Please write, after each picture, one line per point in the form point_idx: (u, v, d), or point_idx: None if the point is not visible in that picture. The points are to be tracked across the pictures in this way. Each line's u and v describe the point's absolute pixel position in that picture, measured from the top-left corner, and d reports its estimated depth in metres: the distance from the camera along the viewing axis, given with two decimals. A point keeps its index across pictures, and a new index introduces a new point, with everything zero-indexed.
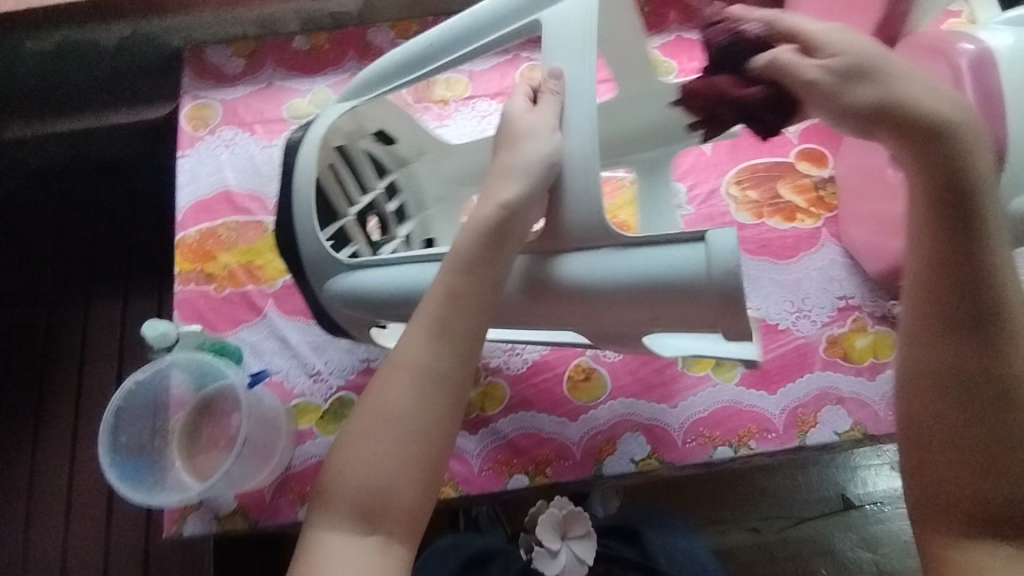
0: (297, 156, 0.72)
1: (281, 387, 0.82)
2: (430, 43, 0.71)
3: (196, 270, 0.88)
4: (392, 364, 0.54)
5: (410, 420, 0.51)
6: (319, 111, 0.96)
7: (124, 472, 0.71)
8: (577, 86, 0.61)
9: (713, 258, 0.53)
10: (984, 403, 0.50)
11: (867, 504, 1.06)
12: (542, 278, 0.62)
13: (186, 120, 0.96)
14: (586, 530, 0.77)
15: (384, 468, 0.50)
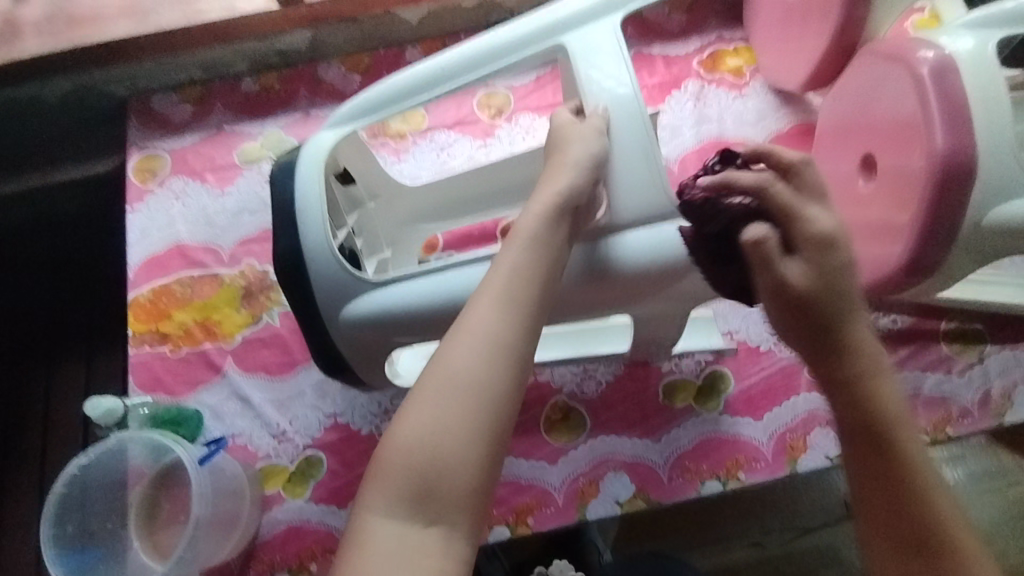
0: (297, 176, 0.68)
1: (245, 450, 0.78)
2: (441, 64, 0.68)
3: (151, 331, 0.83)
4: (462, 329, 0.49)
5: (484, 388, 0.47)
6: (272, 155, 0.92)
7: (72, 564, 0.66)
8: (613, 95, 0.62)
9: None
10: (903, 525, 0.49)
11: None
12: (593, 264, 0.61)
13: (134, 173, 0.92)
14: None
15: (450, 441, 0.45)
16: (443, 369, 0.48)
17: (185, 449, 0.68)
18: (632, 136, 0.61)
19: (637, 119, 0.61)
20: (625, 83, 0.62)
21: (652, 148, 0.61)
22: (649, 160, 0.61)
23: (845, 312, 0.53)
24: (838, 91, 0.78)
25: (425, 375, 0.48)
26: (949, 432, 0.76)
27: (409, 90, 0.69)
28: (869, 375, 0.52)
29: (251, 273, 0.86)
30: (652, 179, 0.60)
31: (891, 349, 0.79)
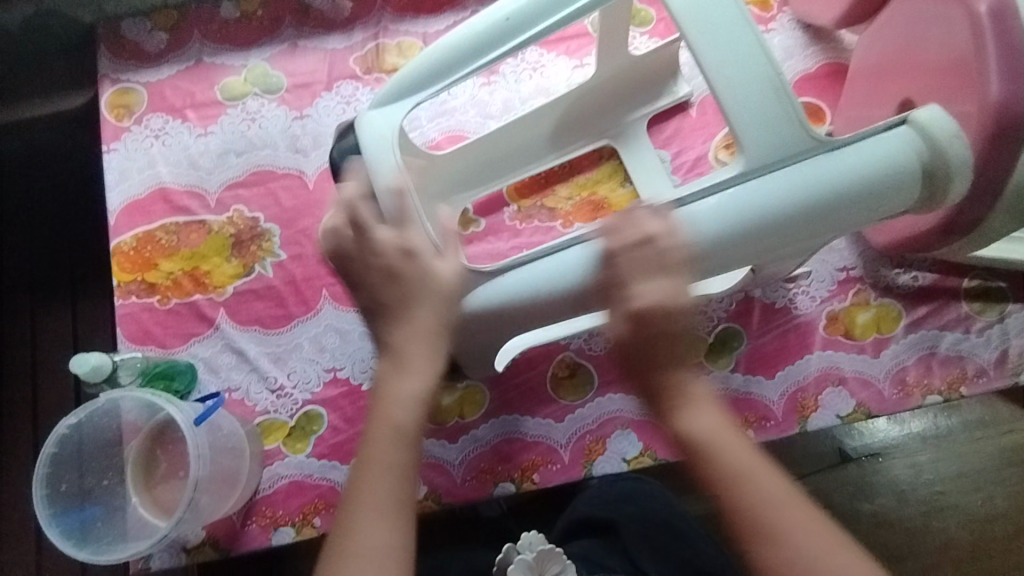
0: (367, 162, 0.61)
1: (242, 405, 0.75)
2: (508, 17, 0.60)
3: (136, 281, 0.79)
4: (369, 422, 0.50)
5: (409, 468, 0.48)
6: (257, 91, 0.85)
7: (70, 523, 0.65)
8: (722, 36, 0.54)
9: (934, 132, 0.56)
10: (708, 479, 0.50)
11: (865, 457, 0.93)
12: (729, 226, 0.56)
13: (107, 109, 0.85)
14: (563, 565, 0.60)
15: (380, 513, 0.46)
16: (366, 459, 0.48)
17: (177, 407, 0.65)
18: (753, 73, 0.54)
19: (753, 50, 0.54)
20: (727, 6, 0.54)
21: (777, 79, 0.54)
22: (775, 94, 0.54)
23: (655, 348, 0.53)
24: (877, 28, 0.72)
25: (351, 473, 0.48)
26: (963, 392, 0.74)
27: (476, 49, 0.61)
28: (686, 404, 0.52)
29: (240, 220, 0.81)
30: (780, 116, 0.54)
31: (911, 307, 0.76)
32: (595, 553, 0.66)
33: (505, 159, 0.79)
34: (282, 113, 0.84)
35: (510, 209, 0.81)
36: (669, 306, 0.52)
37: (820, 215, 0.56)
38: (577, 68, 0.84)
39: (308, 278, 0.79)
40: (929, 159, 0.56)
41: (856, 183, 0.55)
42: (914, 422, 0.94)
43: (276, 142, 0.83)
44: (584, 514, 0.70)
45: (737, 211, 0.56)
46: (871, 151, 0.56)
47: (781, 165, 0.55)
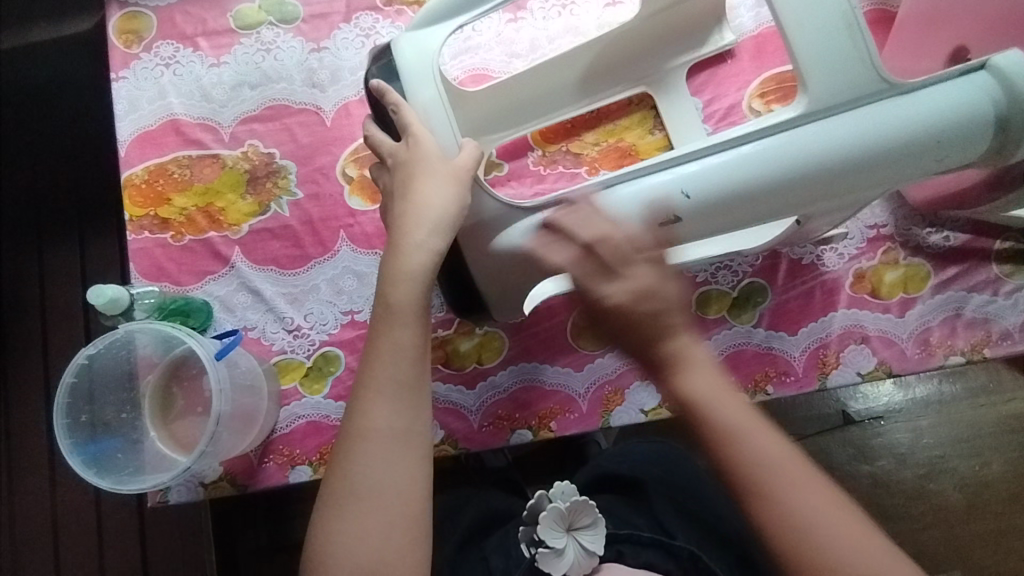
0: (405, 89, 0.59)
1: (258, 344, 0.75)
2: None
3: (149, 216, 0.77)
4: (376, 307, 0.56)
5: (407, 345, 0.54)
6: (272, 20, 0.81)
7: (91, 453, 0.65)
8: None
9: (1015, 79, 0.52)
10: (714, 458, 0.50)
11: (867, 420, 0.96)
12: (780, 167, 0.54)
13: (114, 34, 0.80)
14: (594, 518, 0.63)
15: (389, 405, 0.53)
16: (375, 342, 0.54)
17: (199, 341, 0.64)
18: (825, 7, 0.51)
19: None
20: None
21: (851, 14, 0.51)
22: (849, 30, 0.51)
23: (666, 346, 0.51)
24: None
25: (361, 358, 0.55)
26: (986, 354, 0.74)
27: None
28: (680, 369, 0.51)
29: (255, 155, 0.78)
30: (850, 54, 0.52)
31: (940, 268, 0.75)
32: (620, 507, 0.70)
33: (536, 101, 0.76)
34: (299, 45, 0.80)
35: (534, 154, 0.78)
36: (631, 307, 0.51)
37: (881, 163, 0.53)
38: (608, 7, 0.80)
39: (325, 219, 0.77)
40: (1004, 108, 0.53)
41: (921, 131, 0.52)
42: (920, 387, 0.97)
43: (292, 75, 0.80)
44: (611, 471, 0.75)
45: (787, 151, 0.54)
46: (942, 97, 0.53)
47: (845, 107, 0.53)
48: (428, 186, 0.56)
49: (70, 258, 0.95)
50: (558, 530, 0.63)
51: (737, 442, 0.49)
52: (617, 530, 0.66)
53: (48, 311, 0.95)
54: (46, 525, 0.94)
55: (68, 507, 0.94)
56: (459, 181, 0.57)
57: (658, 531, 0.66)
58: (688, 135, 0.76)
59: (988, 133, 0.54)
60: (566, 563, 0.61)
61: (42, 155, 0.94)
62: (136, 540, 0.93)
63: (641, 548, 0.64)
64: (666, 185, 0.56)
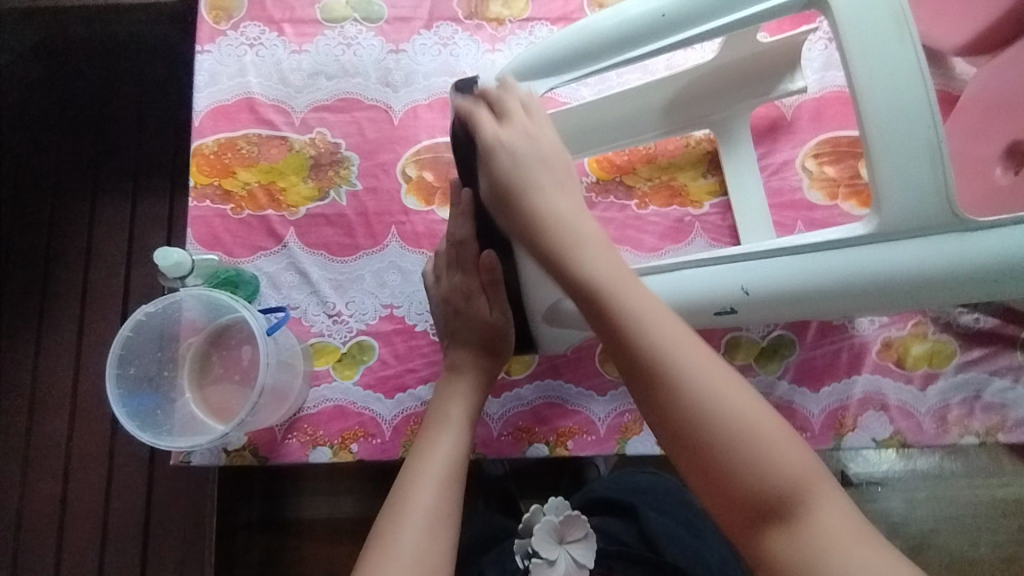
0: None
1: (298, 324, 0.77)
2: (660, 15, 0.57)
3: (213, 185, 0.80)
4: (431, 415, 0.64)
5: (456, 447, 0.61)
6: (357, 17, 0.84)
7: (132, 406, 0.67)
8: (894, 86, 0.51)
9: None
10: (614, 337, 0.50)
11: (866, 484, 0.99)
12: (835, 280, 0.56)
13: (205, 8, 0.84)
14: (586, 532, 0.67)
15: (439, 465, 0.58)
16: (432, 419, 0.63)
17: (252, 314, 0.67)
18: (913, 136, 0.51)
19: (919, 111, 0.51)
20: (904, 62, 0.51)
21: (937, 146, 0.51)
22: (930, 162, 0.51)
23: (598, 281, 0.51)
24: (1001, 64, 0.70)
25: (411, 455, 0.60)
26: (999, 438, 0.75)
27: (620, 36, 0.59)
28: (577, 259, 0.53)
29: (322, 143, 0.81)
30: (929, 184, 0.52)
31: (966, 348, 0.77)
32: (614, 526, 0.74)
33: (603, 129, 0.76)
34: (378, 44, 0.84)
35: (588, 180, 0.81)
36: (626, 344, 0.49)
37: (946, 283, 0.55)
38: (679, 51, 0.83)
39: (379, 213, 0.80)
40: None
41: (984, 264, 0.54)
42: (921, 459, 1.00)
43: (368, 72, 0.83)
44: (602, 495, 0.78)
45: (849, 271, 0.56)
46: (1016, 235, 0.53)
47: (915, 232, 0.54)
48: (462, 346, 0.68)
49: (123, 211, 0.98)
50: (552, 543, 0.66)
51: (619, 303, 0.50)
52: (607, 546, 0.70)
53: (93, 259, 0.98)
54: (59, 466, 0.96)
55: (82, 452, 0.96)
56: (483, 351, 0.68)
57: (646, 549, 0.70)
58: None
59: None
60: (558, 573, 0.65)
61: (118, 111, 0.98)
62: (144, 493, 0.95)
63: (628, 564, 0.69)
64: (729, 279, 0.59)
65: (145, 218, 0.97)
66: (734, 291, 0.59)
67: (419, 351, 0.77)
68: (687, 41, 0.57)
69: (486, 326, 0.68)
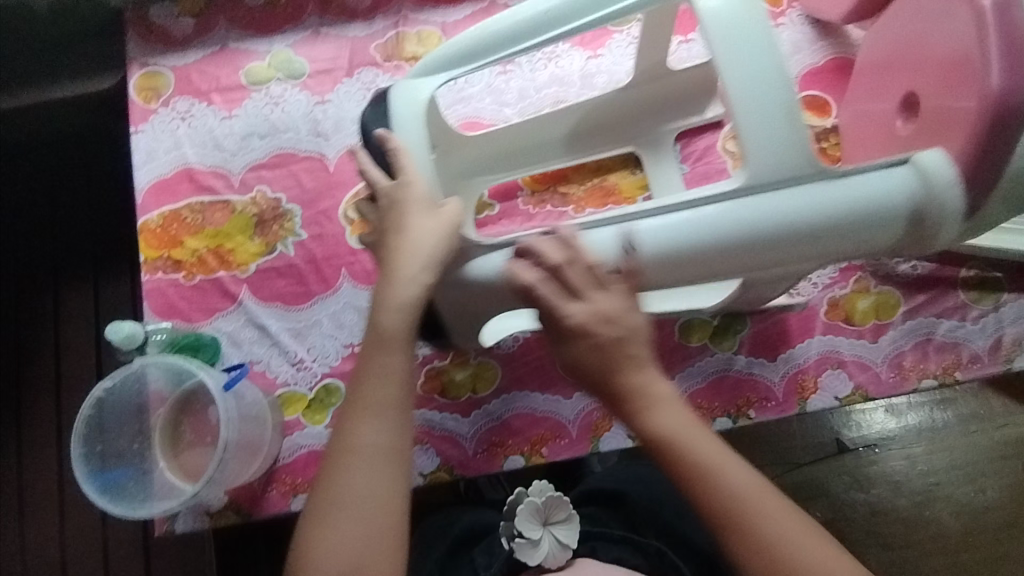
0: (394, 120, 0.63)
1: (263, 377, 0.79)
2: (545, 11, 0.62)
3: (163, 257, 0.82)
4: (369, 333, 0.57)
5: (395, 369, 0.55)
6: (281, 76, 0.88)
7: (103, 482, 0.68)
8: (750, 30, 0.54)
9: (934, 178, 0.56)
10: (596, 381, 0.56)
11: (862, 448, 0.99)
12: (707, 233, 0.57)
13: (135, 91, 0.87)
14: (568, 514, 0.70)
15: (377, 404, 0.54)
16: (365, 354, 0.56)
17: (210, 372, 0.69)
18: (770, 91, 0.54)
19: (773, 65, 0.54)
20: (753, 28, 0.54)
21: (790, 101, 0.54)
22: (787, 115, 0.54)
23: (620, 372, 0.55)
24: (883, 24, 0.74)
25: (343, 408, 0.55)
26: (957, 377, 0.77)
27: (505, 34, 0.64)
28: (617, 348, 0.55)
29: (263, 200, 0.84)
30: (786, 137, 0.55)
31: (909, 295, 0.79)
32: (600, 515, 0.75)
33: (527, 151, 0.82)
34: (305, 98, 0.87)
35: (523, 195, 0.84)
36: (596, 326, 0.55)
37: (800, 236, 0.57)
38: (590, 59, 0.87)
39: (328, 257, 0.82)
40: (921, 200, 0.57)
41: (842, 214, 0.56)
42: (911, 414, 0.99)
43: (298, 126, 0.86)
44: (596, 486, 0.78)
45: (718, 221, 0.57)
46: (870, 184, 0.56)
47: (778, 185, 0.56)
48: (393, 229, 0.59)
49: (86, 298, 0.99)
50: (535, 525, 0.68)
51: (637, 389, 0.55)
52: (591, 528, 0.73)
53: (63, 349, 0.99)
54: (55, 559, 0.96)
55: (76, 541, 0.96)
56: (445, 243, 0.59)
57: (630, 531, 0.73)
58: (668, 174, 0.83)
59: (909, 222, 0.57)
60: (542, 553, 0.67)
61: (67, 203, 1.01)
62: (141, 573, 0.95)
63: (612, 545, 0.71)
64: (610, 242, 0.59)
65: (109, 301, 0.98)
66: (615, 250, 0.59)
67: None
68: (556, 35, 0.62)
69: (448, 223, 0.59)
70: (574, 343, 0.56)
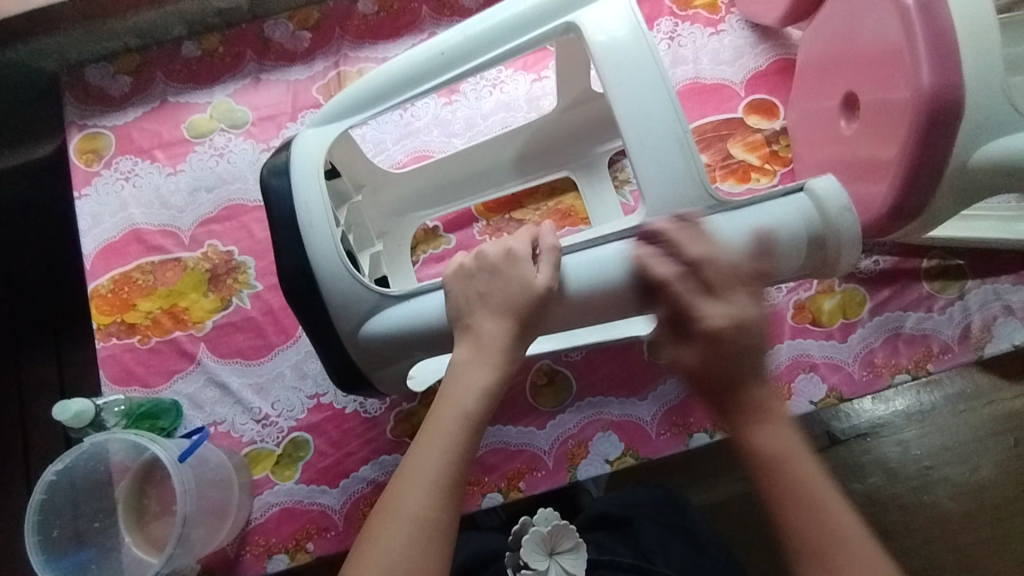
0: (295, 184, 0.61)
1: (228, 437, 0.77)
2: (443, 51, 0.62)
3: (116, 322, 0.80)
4: (439, 397, 0.54)
5: (459, 439, 0.51)
6: (223, 126, 0.87)
7: (65, 566, 0.66)
8: (636, 69, 0.57)
9: (826, 202, 0.58)
10: (716, 388, 0.49)
11: (854, 438, 0.87)
12: (609, 268, 0.58)
13: (76, 155, 0.86)
14: (577, 542, 0.61)
15: (432, 461, 0.49)
16: (436, 410, 0.53)
17: (162, 445, 0.66)
18: (661, 126, 0.57)
19: (661, 101, 0.57)
20: (648, 69, 0.57)
21: (682, 133, 0.57)
22: (680, 148, 0.57)
23: (739, 365, 0.48)
24: (819, 24, 0.73)
25: (412, 443, 0.51)
26: (930, 368, 0.76)
27: (411, 77, 0.63)
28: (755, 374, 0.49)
29: (215, 255, 0.82)
30: (680, 168, 0.57)
31: (873, 291, 0.78)
32: (607, 544, 0.66)
33: (468, 180, 0.81)
34: (250, 147, 0.86)
35: (479, 225, 0.83)
36: (727, 333, 0.49)
37: None
38: (535, 82, 0.87)
39: (285, 307, 0.80)
40: (818, 227, 0.59)
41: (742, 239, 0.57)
42: (899, 399, 0.88)
43: (245, 175, 0.85)
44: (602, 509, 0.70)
45: (624, 256, 0.58)
46: (761, 214, 0.58)
47: (677, 217, 0.58)
48: (484, 297, 0.57)
49: None
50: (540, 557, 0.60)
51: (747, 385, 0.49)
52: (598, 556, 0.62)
53: None
54: None
55: None
56: (522, 332, 0.57)
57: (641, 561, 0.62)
58: (623, 191, 0.82)
59: (807, 249, 0.59)
60: None
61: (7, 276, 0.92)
62: None
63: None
64: None
65: None
66: None
67: (354, 433, 0.76)
68: (461, 76, 0.62)
69: (531, 292, 0.56)
70: (747, 343, 0.49)
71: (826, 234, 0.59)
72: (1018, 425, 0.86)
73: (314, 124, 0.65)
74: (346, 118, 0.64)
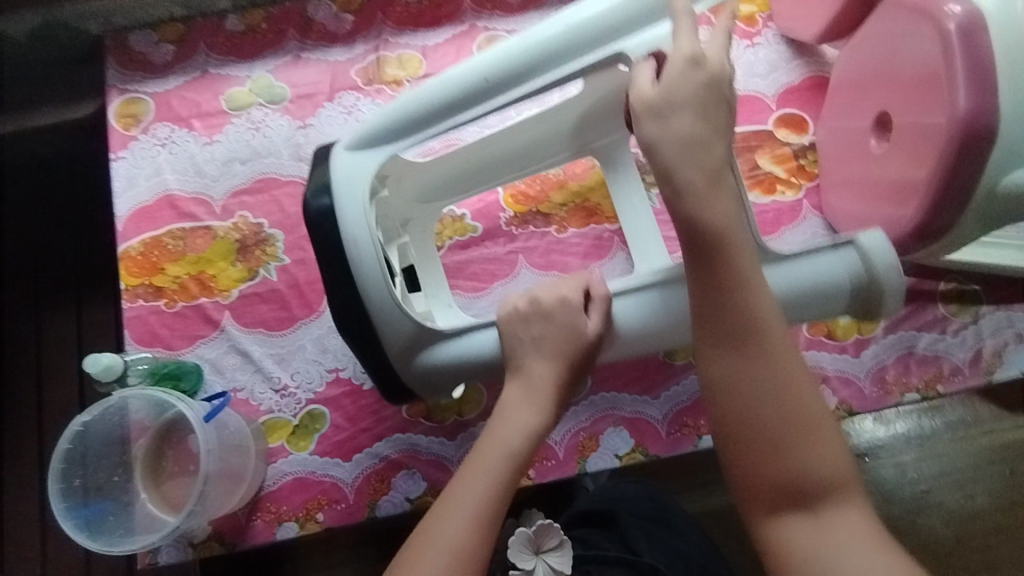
0: (339, 204, 0.62)
1: (247, 405, 0.78)
2: (487, 78, 0.62)
3: (144, 284, 0.82)
4: (487, 431, 0.59)
5: (502, 473, 0.55)
6: (261, 101, 0.88)
7: (83, 517, 0.67)
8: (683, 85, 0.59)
9: (873, 258, 0.61)
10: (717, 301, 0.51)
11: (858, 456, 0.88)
12: (660, 318, 0.63)
13: (116, 119, 0.87)
14: (562, 540, 0.62)
15: (472, 490, 0.54)
16: (486, 439, 0.58)
17: (189, 405, 0.68)
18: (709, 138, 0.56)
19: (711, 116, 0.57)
20: None
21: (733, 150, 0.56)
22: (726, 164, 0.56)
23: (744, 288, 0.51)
24: (857, 44, 0.74)
25: (456, 473, 0.56)
26: (939, 390, 0.78)
27: (452, 106, 0.63)
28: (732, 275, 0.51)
29: (245, 226, 0.84)
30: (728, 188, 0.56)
31: None
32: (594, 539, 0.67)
33: (500, 162, 0.78)
34: (286, 123, 0.87)
35: (506, 216, 0.84)
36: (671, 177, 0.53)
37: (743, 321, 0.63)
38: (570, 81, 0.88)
39: (311, 282, 0.82)
40: (862, 281, 0.62)
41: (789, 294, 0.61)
42: (899, 421, 0.88)
43: (279, 150, 0.86)
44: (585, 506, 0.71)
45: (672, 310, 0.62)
46: (807, 269, 0.62)
47: None
48: (540, 341, 0.61)
49: None
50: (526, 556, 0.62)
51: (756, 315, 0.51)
52: (584, 551, 0.65)
53: None
54: None
55: None
56: (570, 371, 0.62)
57: (626, 553, 0.64)
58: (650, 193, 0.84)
59: (851, 301, 0.63)
60: None
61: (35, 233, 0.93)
62: None
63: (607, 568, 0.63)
64: None
65: None
66: None
67: (370, 410, 0.78)
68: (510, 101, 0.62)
69: (582, 339, 0.61)
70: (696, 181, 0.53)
71: (871, 288, 0.62)
72: (1014, 455, 0.87)
73: (355, 148, 0.65)
74: (388, 145, 0.64)
